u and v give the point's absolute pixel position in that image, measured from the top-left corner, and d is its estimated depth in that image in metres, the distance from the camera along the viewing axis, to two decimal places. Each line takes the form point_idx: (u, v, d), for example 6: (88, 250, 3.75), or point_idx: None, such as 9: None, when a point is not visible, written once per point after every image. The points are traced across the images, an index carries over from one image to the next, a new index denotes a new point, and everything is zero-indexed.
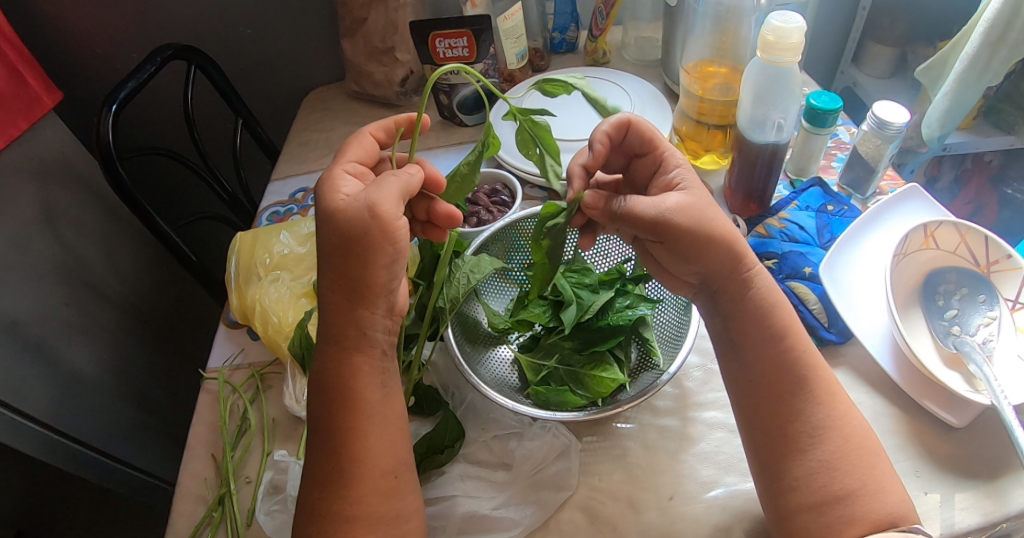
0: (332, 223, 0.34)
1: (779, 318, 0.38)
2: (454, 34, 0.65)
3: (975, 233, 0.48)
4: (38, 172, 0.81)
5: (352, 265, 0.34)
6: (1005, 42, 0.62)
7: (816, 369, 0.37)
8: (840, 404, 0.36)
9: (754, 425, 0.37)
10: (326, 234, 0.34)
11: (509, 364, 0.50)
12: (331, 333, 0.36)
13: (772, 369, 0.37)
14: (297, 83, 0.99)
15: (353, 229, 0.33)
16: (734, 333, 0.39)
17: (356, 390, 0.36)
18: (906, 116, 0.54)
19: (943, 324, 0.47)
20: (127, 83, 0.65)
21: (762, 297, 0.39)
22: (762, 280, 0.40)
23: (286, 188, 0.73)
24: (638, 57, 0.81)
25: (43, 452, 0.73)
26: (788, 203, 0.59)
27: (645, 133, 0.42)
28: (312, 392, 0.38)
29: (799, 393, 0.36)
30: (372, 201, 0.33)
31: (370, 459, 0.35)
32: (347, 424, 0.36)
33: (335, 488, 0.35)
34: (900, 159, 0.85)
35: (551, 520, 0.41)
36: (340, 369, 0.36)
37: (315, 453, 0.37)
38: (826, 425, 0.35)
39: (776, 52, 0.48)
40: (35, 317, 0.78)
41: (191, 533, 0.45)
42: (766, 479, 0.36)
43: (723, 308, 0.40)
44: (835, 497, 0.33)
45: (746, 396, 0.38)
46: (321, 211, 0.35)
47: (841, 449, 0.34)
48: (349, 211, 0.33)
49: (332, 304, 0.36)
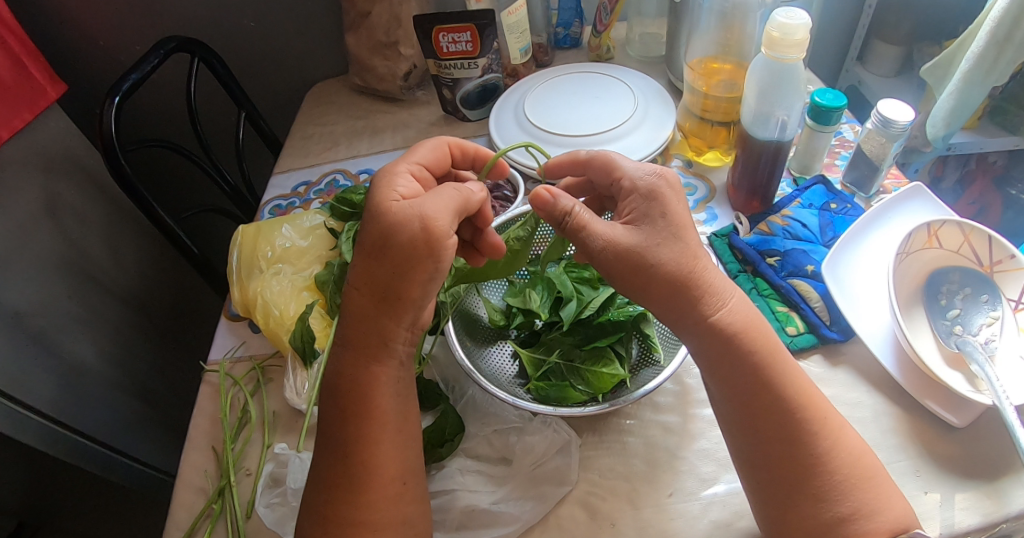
0: (380, 219, 0.34)
1: (754, 355, 0.36)
2: (458, 28, 0.65)
3: (978, 233, 0.48)
4: (41, 164, 0.81)
5: (390, 273, 0.34)
6: (1012, 41, 0.61)
7: (803, 400, 0.35)
8: (830, 433, 0.35)
9: (744, 460, 0.35)
10: (367, 231, 0.35)
11: (508, 358, 0.50)
12: (349, 337, 0.37)
13: (755, 407, 0.35)
14: (300, 77, 0.99)
15: (400, 236, 0.33)
16: (712, 371, 0.36)
17: (370, 396, 0.36)
18: (911, 115, 0.54)
19: (945, 323, 0.47)
20: (130, 75, 0.65)
21: (735, 332, 0.36)
22: (738, 313, 0.37)
23: (289, 182, 0.73)
24: (642, 53, 0.80)
25: (44, 442, 0.73)
26: (791, 201, 0.59)
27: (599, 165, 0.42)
28: (326, 394, 0.38)
29: (797, 423, 0.34)
30: (425, 213, 0.34)
31: (381, 465, 0.36)
32: (363, 431, 0.36)
33: (346, 492, 0.35)
34: (904, 158, 0.85)
35: (550, 515, 0.41)
36: (357, 375, 0.37)
37: (325, 453, 0.37)
38: (819, 458, 0.33)
39: (781, 48, 0.48)
40: (36, 308, 0.79)
41: (191, 525, 0.45)
42: (760, 505, 0.35)
43: (697, 348, 0.37)
44: (828, 524, 0.32)
45: (733, 432, 0.36)
46: (372, 205, 0.36)
47: (832, 481, 0.33)
48: (401, 214, 0.34)
49: (359, 309, 0.36)
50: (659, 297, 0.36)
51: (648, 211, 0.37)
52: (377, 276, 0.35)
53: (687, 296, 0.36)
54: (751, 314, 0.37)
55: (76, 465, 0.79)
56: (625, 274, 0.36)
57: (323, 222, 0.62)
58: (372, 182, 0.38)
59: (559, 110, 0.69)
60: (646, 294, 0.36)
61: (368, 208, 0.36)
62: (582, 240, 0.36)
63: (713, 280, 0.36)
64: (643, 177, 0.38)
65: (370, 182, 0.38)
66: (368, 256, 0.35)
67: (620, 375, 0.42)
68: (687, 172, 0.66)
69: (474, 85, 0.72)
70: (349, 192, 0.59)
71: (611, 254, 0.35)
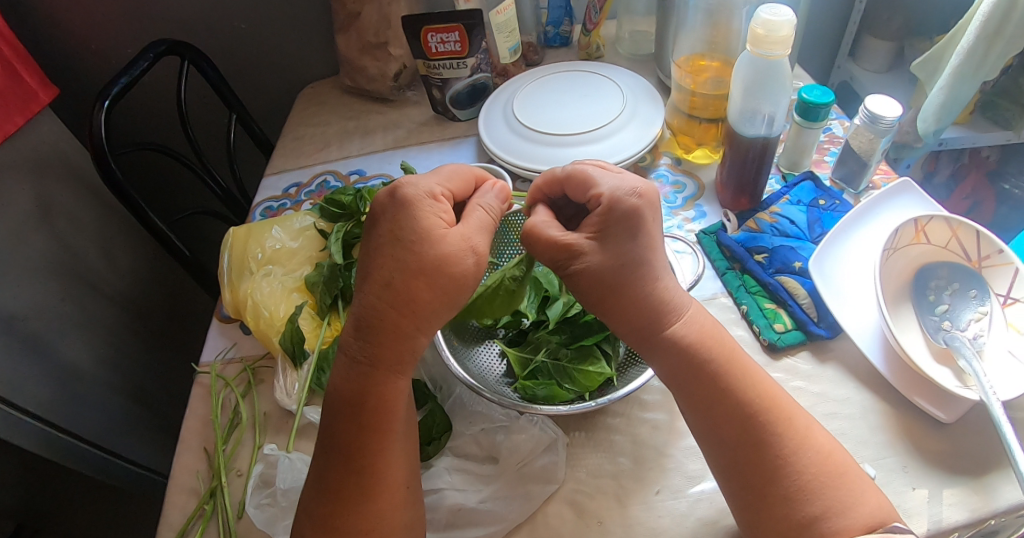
0: (431, 248, 0.34)
1: (713, 363, 0.36)
2: (446, 28, 0.64)
3: (966, 228, 0.48)
4: (35, 168, 0.81)
5: (436, 300, 0.35)
6: (1002, 35, 0.61)
7: (766, 402, 0.35)
8: (797, 433, 0.35)
9: (718, 462, 0.35)
10: (411, 253, 0.34)
11: (497, 357, 0.50)
12: (370, 354, 0.36)
13: (717, 413, 0.35)
14: (292, 78, 0.99)
15: (454, 267, 0.34)
16: (675, 382, 0.37)
17: (386, 409, 0.36)
18: (898, 110, 0.54)
19: (934, 319, 0.47)
20: (120, 79, 0.65)
21: (690, 341, 0.37)
22: (695, 325, 0.37)
23: (280, 183, 0.73)
24: (632, 51, 0.80)
25: (39, 445, 0.73)
26: (780, 198, 0.59)
27: (579, 181, 0.39)
28: (333, 405, 0.37)
29: (766, 423, 0.35)
30: (477, 249, 0.36)
31: (392, 473, 0.36)
32: (378, 443, 0.36)
33: (352, 501, 0.35)
34: (896, 153, 0.84)
35: (538, 513, 0.41)
36: (382, 390, 0.36)
37: (324, 464, 0.37)
38: (787, 457, 0.34)
39: (765, 46, 0.48)
40: (30, 312, 0.79)
41: (182, 526, 0.45)
42: (737, 505, 0.35)
43: (659, 362, 0.38)
44: (801, 523, 0.32)
45: (706, 438, 0.36)
46: (418, 229, 0.35)
47: (803, 479, 0.33)
48: (457, 248, 0.35)
49: (386, 325, 0.35)
50: (623, 308, 0.36)
51: (617, 231, 0.36)
52: (421, 301, 0.34)
53: (645, 307, 0.36)
54: (707, 324, 0.38)
55: (71, 467, 0.79)
56: (594, 293, 0.36)
57: (313, 224, 0.62)
58: (407, 201, 0.36)
59: (548, 108, 0.69)
60: (609, 312, 0.37)
61: (411, 230, 0.35)
62: (548, 251, 0.37)
63: (673, 293, 0.38)
64: (625, 197, 0.36)
65: (403, 198, 0.36)
66: (412, 279, 0.34)
67: (606, 373, 0.42)
68: (676, 170, 0.66)
69: (463, 85, 0.72)
70: (338, 192, 0.59)
71: (577, 275, 0.36)
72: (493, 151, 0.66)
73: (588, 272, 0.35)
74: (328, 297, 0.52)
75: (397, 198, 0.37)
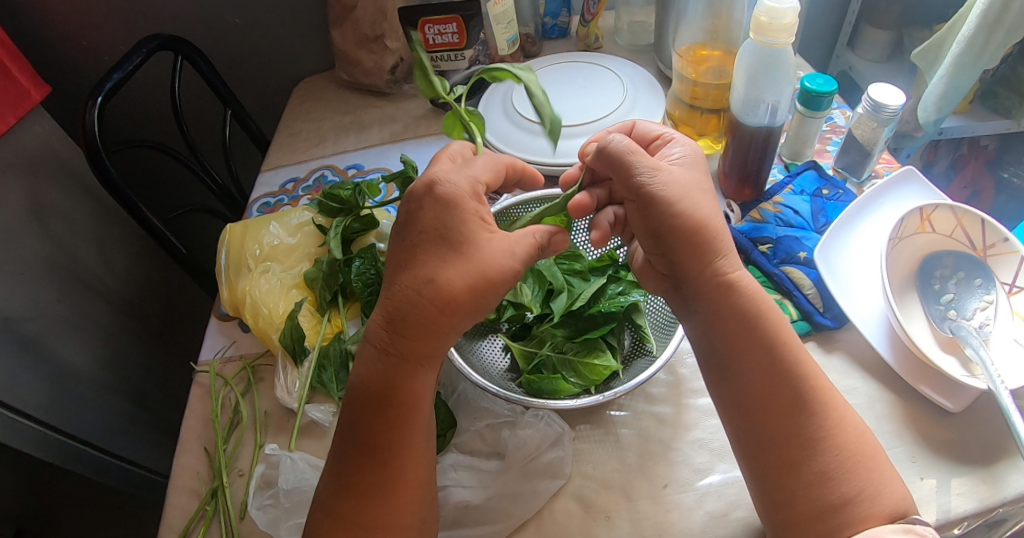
0: (474, 250, 0.34)
1: (769, 338, 0.35)
2: (443, 19, 0.64)
3: (971, 216, 0.47)
4: (28, 168, 0.80)
5: (477, 300, 0.34)
6: (1003, 24, 0.61)
7: (809, 383, 0.35)
8: (836, 415, 0.34)
9: (745, 443, 0.35)
10: (459, 254, 0.33)
11: (501, 352, 0.50)
12: (404, 349, 0.34)
13: (760, 384, 0.35)
14: (287, 73, 0.98)
15: (497, 269, 0.34)
16: (719, 346, 0.36)
17: (416, 403, 0.35)
18: (902, 98, 0.54)
19: (939, 308, 0.47)
20: (113, 74, 0.64)
21: (742, 311, 0.35)
22: (745, 284, 0.36)
23: (276, 179, 0.72)
24: (631, 42, 0.80)
25: (38, 447, 0.73)
26: (783, 188, 0.59)
27: (644, 129, 0.44)
28: (356, 400, 0.36)
29: (801, 405, 0.34)
30: (517, 262, 0.35)
31: (413, 471, 0.35)
32: (404, 435, 0.35)
33: (377, 498, 0.34)
34: (897, 143, 0.84)
35: (545, 509, 0.41)
36: (409, 384, 0.35)
37: (346, 459, 0.36)
38: (827, 437, 0.33)
39: (770, 33, 0.47)
40: (25, 313, 0.78)
41: (184, 528, 0.44)
42: (760, 485, 0.35)
43: (701, 325, 0.37)
44: (831, 506, 0.32)
45: (736, 414, 0.36)
46: (460, 230, 0.34)
47: (838, 460, 0.33)
48: (500, 257, 0.34)
49: (422, 323, 0.33)
50: (695, 246, 0.35)
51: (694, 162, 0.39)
52: (465, 302, 0.33)
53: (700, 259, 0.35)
54: (756, 289, 0.37)
55: (71, 469, 0.79)
56: (682, 222, 0.35)
57: (312, 219, 0.61)
58: (448, 198, 0.34)
59: (546, 99, 0.68)
60: (675, 253, 0.36)
61: (455, 228, 0.34)
62: (620, 164, 0.36)
63: (727, 247, 0.36)
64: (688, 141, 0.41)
65: (437, 191, 0.35)
66: (458, 279, 0.33)
67: (612, 366, 0.42)
68: None
69: (461, 77, 0.71)
70: (336, 188, 0.56)
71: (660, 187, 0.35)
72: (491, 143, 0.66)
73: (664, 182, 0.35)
74: (328, 294, 0.52)
75: (435, 194, 0.35)
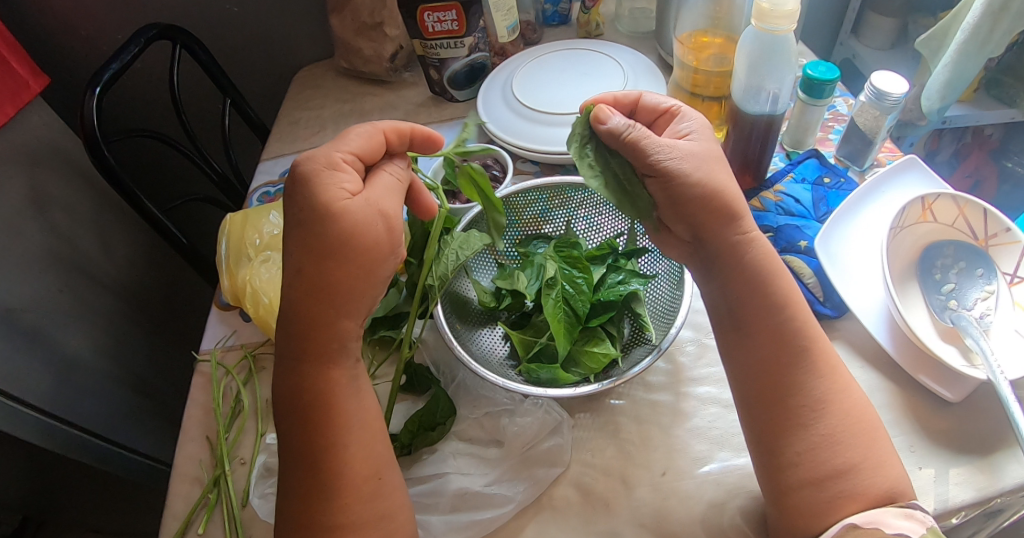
0: (336, 221, 0.33)
1: (779, 299, 0.37)
2: (443, 6, 0.62)
3: (973, 205, 0.47)
4: (27, 159, 0.80)
5: (353, 277, 0.34)
6: (1008, 11, 0.60)
7: (812, 349, 0.36)
8: (836, 383, 0.36)
9: (756, 420, 0.36)
10: (318, 233, 0.33)
11: (500, 340, 0.50)
12: (300, 347, 0.36)
13: (772, 340, 0.36)
14: (286, 62, 0.97)
15: (365, 236, 0.34)
16: (731, 310, 0.38)
17: (332, 402, 0.36)
18: (905, 86, 0.53)
19: (940, 298, 0.47)
20: (111, 64, 0.63)
21: (756, 268, 0.38)
22: (757, 245, 0.38)
23: (276, 167, 0.72)
24: (632, 28, 0.79)
25: (41, 436, 0.73)
26: (784, 175, 0.58)
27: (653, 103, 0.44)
28: (283, 411, 0.37)
29: (802, 363, 0.36)
30: (386, 212, 0.35)
31: (353, 464, 0.35)
32: (327, 439, 0.35)
33: (320, 497, 0.34)
34: (899, 132, 0.83)
35: (544, 496, 0.41)
36: (315, 380, 0.36)
37: (292, 461, 0.36)
38: (831, 400, 0.35)
39: (771, 20, 0.47)
40: (28, 303, 0.78)
41: (186, 516, 0.45)
42: (764, 458, 0.35)
43: (721, 287, 0.39)
44: (837, 474, 0.32)
45: (748, 382, 0.37)
46: (319, 204, 0.33)
47: (835, 429, 0.34)
48: (365, 218, 0.34)
49: (308, 316, 0.35)
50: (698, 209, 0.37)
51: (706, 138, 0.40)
52: (336, 280, 0.34)
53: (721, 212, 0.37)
54: (768, 260, 0.38)
55: (75, 458, 0.79)
56: (698, 188, 0.37)
57: None
58: (305, 178, 0.33)
59: (547, 86, 0.68)
60: (692, 215, 0.38)
61: (310, 209, 0.33)
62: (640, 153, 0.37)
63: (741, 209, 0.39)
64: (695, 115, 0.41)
65: (299, 173, 0.34)
66: (322, 259, 0.33)
67: (611, 354, 0.42)
68: None
69: (461, 64, 0.70)
70: None
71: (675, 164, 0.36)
72: (491, 130, 0.65)
73: (692, 164, 0.37)
74: None
75: (296, 175, 0.34)
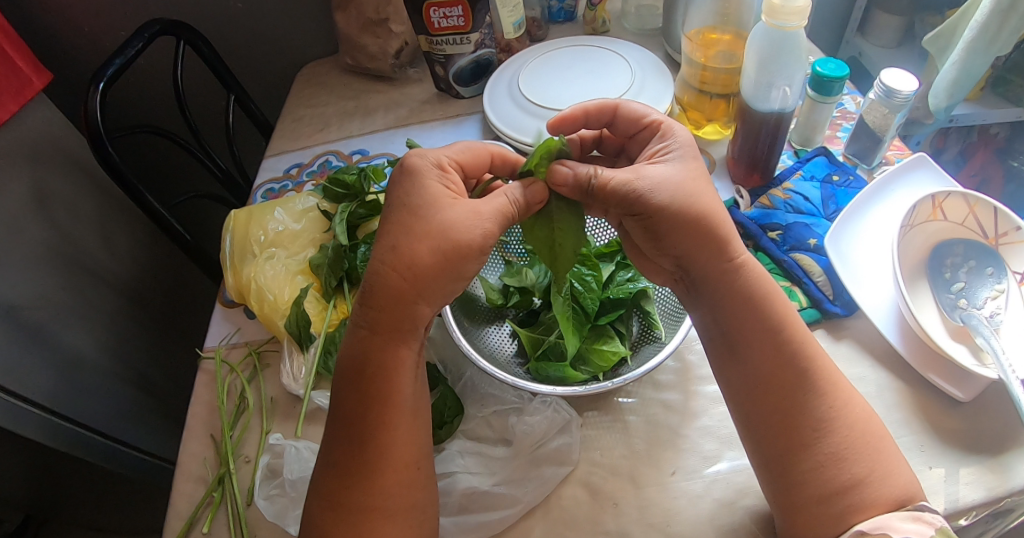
0: (435, 213, 0.34)
1: (773, 321, 0.36)
2: (449, 2, 0.62)
3: (984, 205, 0.46)
4: (30, 156, 0.80)
5: (442, 269, 0.34)
6: (1018, 9, 0.60)
7: (814, 370, 0.35)
8: (838, 404, 0.35)
9: (757, 439, 0.35)
10: (420, 221, 0.34)
11: (508, 337, 0.49)
12: (373, 319, 0.35)
13: (767, 364, 0.36)
14: (290, 58, 0.97)
15: (460, 234, 0.33)
16: (726, 334, 0.37)
17: (393, 378, 0.35)
18: (915, 84, 0.53)
19: (950, 297, 0.46)
20: (115, 59, 0.63)
21: (750, 294, 0.37)
22: (750, 267, 0.37)
23: (280, 164, 0.72)
24: (638, 25, 0.79)
25: (45, 434, 0.73)
26: (793, 173, 0.58)
27: (632, 113, 0.43)
28: (341, 380, 0.36)
29: (802, 385, 0.35)
30: (485, 223, 0.34)
31: (397, 451, 0.35)
32: (382, 416, 0.35)
33: (358, 477, 0.34)
34: (906, 130, 0.83)
35: (552, 496, 0.41)
36: (384, 356, 0.35)
37: (332, 442, 0.36)
38: (833, 421, 0.34)
39: (781, 16, 0.46)
40: (31, 300, 0.78)
41: (191, 515, 0.44)
42: (772, 474, 0.35)
43: (711, 312, 0.38)
44: (842, 491, 0.32)
45: (747, 401, 0.36)
46: (422, 197, 0.35)
47: (841, 445, 0.33)
48: (463, 218, 0.34)
49: (393, 290, 0.34)
50: (687, 237, 0.36)
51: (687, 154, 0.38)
52: (426, 269, 0.33)
53: (712, 240, 0.36)
54: (763, 282, 0.37)
55: (80, 456, 0.79)
56: (681, 219, 0.35)
57: (316, 205, 0.60)
58: (415, 171, 0.36)
59: (553, 83, 0.67)
60: (675, 247, 0.37)
61: (416, 198, 0.35)
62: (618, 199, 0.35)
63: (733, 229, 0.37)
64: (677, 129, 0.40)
65: (406, 167, 0.37)
66: (420, 243, 0.33)
67: (620, 352, 0.42)
68: None
69: (466, 61, 0.70)
70: (342, 172, 0.56)
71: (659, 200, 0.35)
72: (497, 127, 0.64)
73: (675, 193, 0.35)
74: (333, 280, 0.50)
75: (404, 169, 0.37)
